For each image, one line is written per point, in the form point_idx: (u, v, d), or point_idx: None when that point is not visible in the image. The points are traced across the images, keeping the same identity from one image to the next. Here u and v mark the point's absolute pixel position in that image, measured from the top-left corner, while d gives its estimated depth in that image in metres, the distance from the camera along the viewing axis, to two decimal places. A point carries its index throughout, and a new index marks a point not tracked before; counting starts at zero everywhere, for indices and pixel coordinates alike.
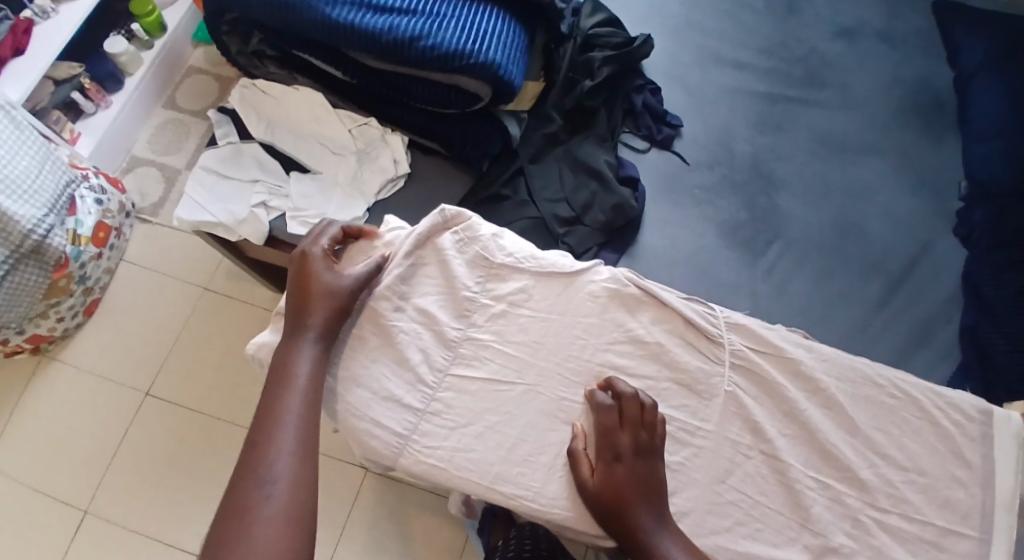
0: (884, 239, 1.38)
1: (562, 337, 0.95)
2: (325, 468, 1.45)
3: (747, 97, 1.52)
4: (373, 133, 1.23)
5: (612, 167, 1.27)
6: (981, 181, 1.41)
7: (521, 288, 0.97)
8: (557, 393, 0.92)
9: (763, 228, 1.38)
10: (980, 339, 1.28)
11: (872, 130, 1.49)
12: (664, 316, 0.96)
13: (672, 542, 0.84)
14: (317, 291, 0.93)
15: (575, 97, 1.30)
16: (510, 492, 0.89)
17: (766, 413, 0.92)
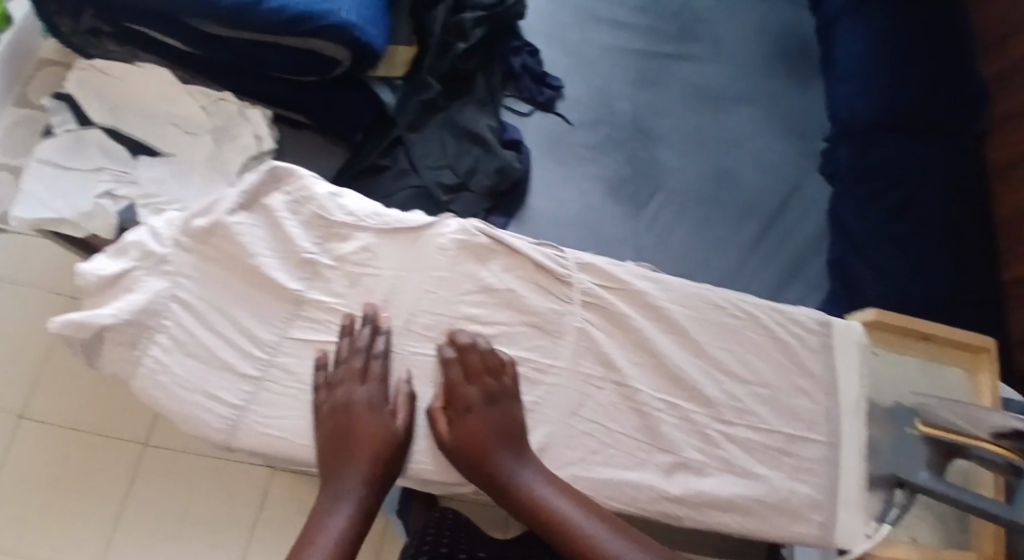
0: (755, 184, 1.47)
1: (411, 292, 0.91)
2: (224, 471, 1.41)
3: (624, 55, 1.54)
4: (231, 107, 1.15)
5: (493, 130, 1.29)
6: (847, 119, 1.49)
7: (365, 245, 0.92)
8: (403, 349, 0.90)
9: (647, 179, 1.44)
10: (846, 270, 1.36)
11: (740, 77, 1.57)
12: (516, 263, 0.93)
13: (535, 479, 0.86)
14: (356, 425, 0.85)
15: (450, 60, 1.28)
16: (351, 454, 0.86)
17: (613, 344, 0.93)
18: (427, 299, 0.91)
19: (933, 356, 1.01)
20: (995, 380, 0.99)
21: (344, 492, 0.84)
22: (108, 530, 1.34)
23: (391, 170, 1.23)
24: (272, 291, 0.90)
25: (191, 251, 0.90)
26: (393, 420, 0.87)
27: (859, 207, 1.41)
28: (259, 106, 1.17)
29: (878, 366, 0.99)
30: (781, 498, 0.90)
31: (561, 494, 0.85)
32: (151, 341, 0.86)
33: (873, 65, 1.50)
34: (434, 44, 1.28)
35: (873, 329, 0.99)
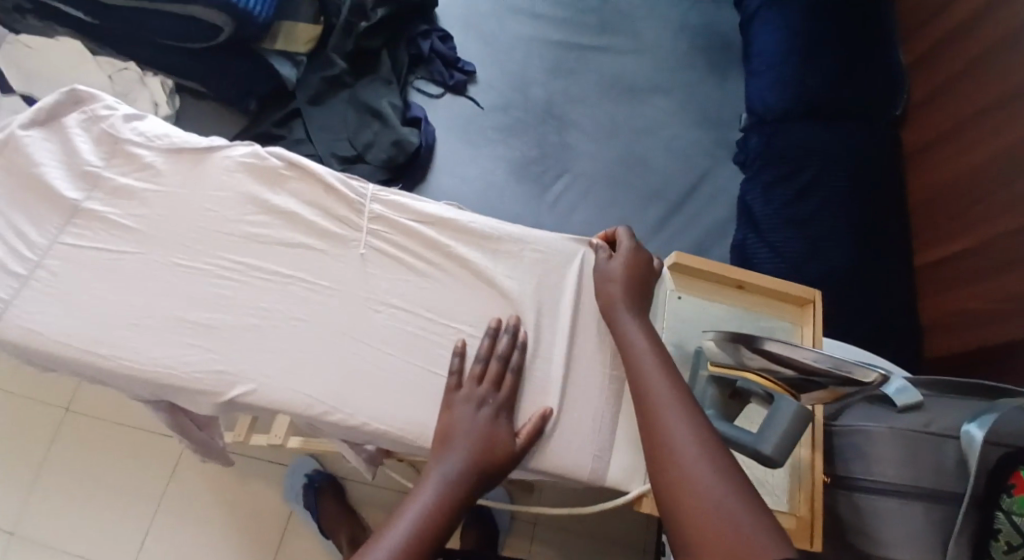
0: (663, 167, 1.50)
1: (187, 208, 0.90)
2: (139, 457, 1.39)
3: (543, 45, 1.57)
4: (131, 77, 1.22)
5: (395, 108, 1.34)
6: (761, 111, 1.52)
7: (147, 163, 0.91)
8: (173, 261, 0.87)
9: (556, 161, 1.46)
10: (746, 252, 1.41)
11: (657, 67, 1.59)
12: (314, 194, 0.92)
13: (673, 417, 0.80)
14: (468, 426, 0.82)
15: (354, 39, 1.34)
16: (104, 358, 0.83)
17: (397, 272, 0.90)
18: (208, 220, 0.89)
19: (758, 305, 1.01)
20: (815, 329, 0.99)
21: (441, 471, 0.81)
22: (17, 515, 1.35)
23: (287, 139, 1.30)
24: (55, 199, 0.89)
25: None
26: (508, 433, 0.83)
27: (766, 192, 1.44)
28: (162, 76, 1.24)
29: (684, 309, 0.99)
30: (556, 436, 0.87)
31: (689, 423, 0.79)
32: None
33: (788, 57, 1.52)
34: (339, 23, 1.34)
35: (687, 276, 1.01)
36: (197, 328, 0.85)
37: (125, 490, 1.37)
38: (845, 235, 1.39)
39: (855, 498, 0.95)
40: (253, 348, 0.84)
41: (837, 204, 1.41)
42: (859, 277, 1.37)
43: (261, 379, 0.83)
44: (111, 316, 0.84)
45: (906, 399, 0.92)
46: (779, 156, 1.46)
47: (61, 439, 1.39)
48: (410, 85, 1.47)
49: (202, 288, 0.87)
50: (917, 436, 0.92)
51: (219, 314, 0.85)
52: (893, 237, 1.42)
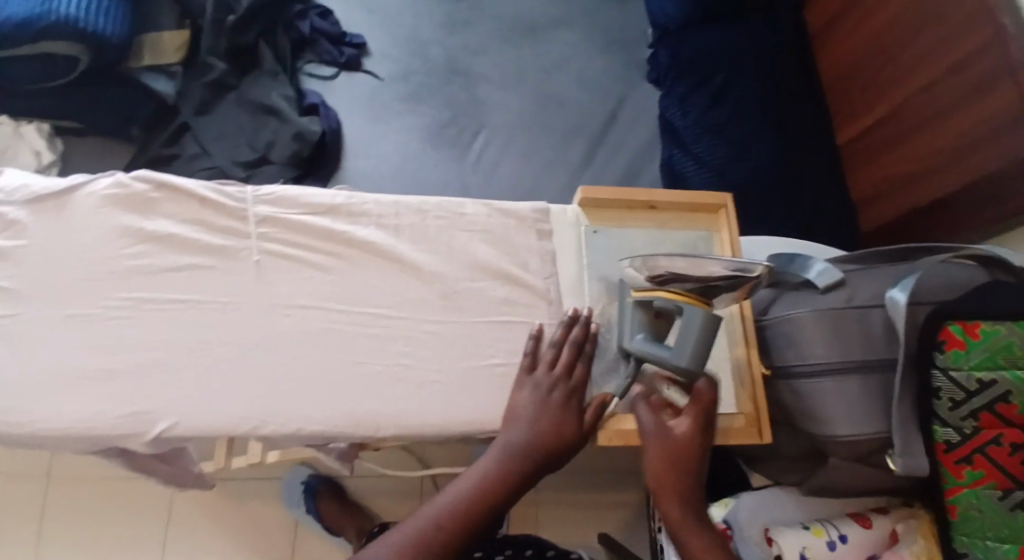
0: (579, 100, 1.50)
1: (60, 255, 0.88)
2: (132, 503, 1.40)
3: (427, 3, 1.55)
4: (3, 132, 1.18)
5: (289, 100, 1.32)
6: (662, 23, 1.48)
7: (12, 219, 0.88)
8: (65, 311, 0.86)
9: (468, 118, 1.45)
10: (675, 168, 1.38)
11: (545, 2, 1.58)
12: (207, 206, 0.91)
13: (688, 526, 0.87)
14: (534, 410, 0.87)
15: (226, 37, 1.30)
16: (33, 429, 0.82)
17: (306, 278, 0.90)
18: (85, 263, 0.87)
19: (674, 223, 1.00)
20: (734, 235, 0.99)
21: (489, 458, 0.86)
22: None
23: (184, 157, 1.27)
24: None
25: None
26: (578, 424, 0.88)
27: (684, 103, 1.42)
28: (37, 122, 1.21)
29: (601, 241, 0.97)
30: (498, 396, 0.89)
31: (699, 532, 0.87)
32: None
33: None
34: (207, 24, 1.29)
35: (599, 210, 0.99)
36: (117, 371, 0.84)
37: (126, 539, 1.38)
38: (765, 129, 1.37)
39: (792, 385, 0.96)
40: (179, 382, 0.84)
41: (754, 99, 1.39)
42: (791, 169, 1.36)
43: (178, 413, 0.83)
44: (18, 382, 0.83)
45: (827, 279, 0.95)
46: (688, 64, 1.43)
47: (52, 505, 1.39)
48: (301, 71, 1.43)
49: (103, 331, 0.85)
50: (841, 312, 0.93)
51: (121, 358, 0.84)
52: (815, 121, 1.42)
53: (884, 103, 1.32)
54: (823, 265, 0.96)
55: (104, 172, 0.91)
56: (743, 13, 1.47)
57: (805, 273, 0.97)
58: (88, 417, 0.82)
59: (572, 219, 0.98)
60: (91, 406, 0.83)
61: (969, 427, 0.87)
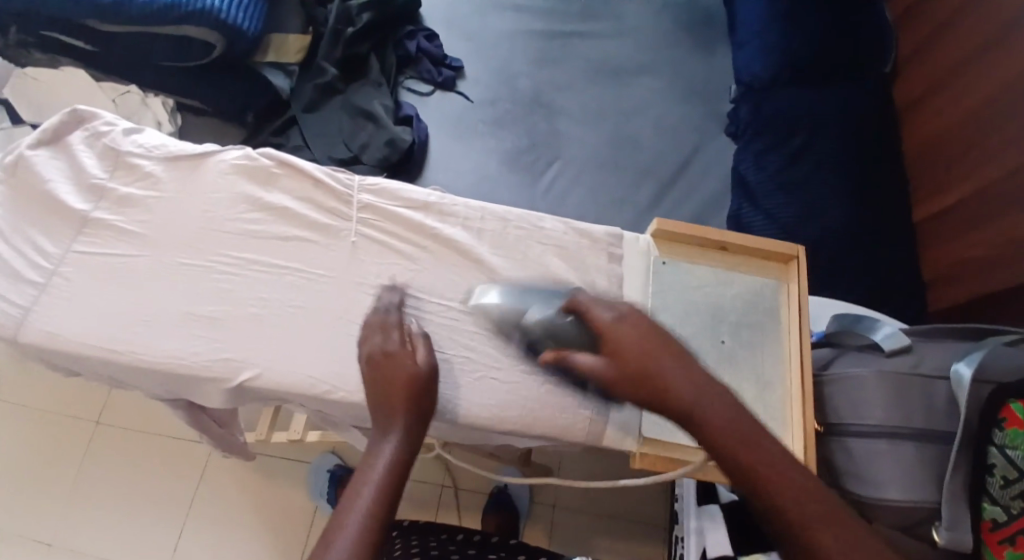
0: (655, 144, 1.52)
1: (186, 210, 0.95)
2: (171, 460, 1.46)
3: (525, 35, 1.60)
4: (135, 100, 1.28)
5: (387, 108, 1.39)
6: (748, 81, 1.52)
7: (148, 171, 0.96)
8: (177, 260, 0.92)
9: (547, 148, 1.50)
10: (744, 220, 1.40)
11: (638, 48, 1.61)
12: (308, 189, 0.96)
13: (714, 399, 0.76)
14: (386, 369, 0.83)
15: (342, 47, 1.40)
16: (122, 360, 0.88)
17: (389, 258, 0.95)
18: (197, 219, 0.94)
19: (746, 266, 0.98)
20: (801, 287, 0.96)
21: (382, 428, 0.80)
22: (60, 523, 1.41)
23: (286, 148, 1.35)
24: (65, 212, 0.94)
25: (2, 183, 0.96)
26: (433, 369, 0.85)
27: (759, 159, 1.44)
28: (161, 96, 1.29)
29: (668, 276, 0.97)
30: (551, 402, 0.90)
31: (775, 453, 0.73)
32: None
33: (770, 25, 1.53)
34: (327, 32, 1.39)
35: (671, 242, 0.99)
36: (203, 323, 0.89)
37: (159, 493, 1.44)
38: (839, 193, 1.39)
39: (844, 441, 0.96)
40: (261, 339, 0.89)
41: (833, 166, 1.42)
42: (856, 236, 1.37)
43: (263, 362, 0.88)
44: (113, 317, 0.89)
45: (894, 343, 0.96)
46: (771, 123, 1.46)
47: (98, 448, 1.46)
48: (400, 86, 1.51)
49: (204, 284, 0.91)
50: (904, 376, 0.94)
51: (221, 307, 0.90)
52: (892, 195, 1.42)
53: (968, 185, 1.33)
54: (891, 329, 0.98)
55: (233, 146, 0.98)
56: (833, 83, 1.50)
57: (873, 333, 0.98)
58: (169, 360, 0.88)
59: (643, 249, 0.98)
60: (173, 352, 0.88)
61: (1016, 508, 0.84)
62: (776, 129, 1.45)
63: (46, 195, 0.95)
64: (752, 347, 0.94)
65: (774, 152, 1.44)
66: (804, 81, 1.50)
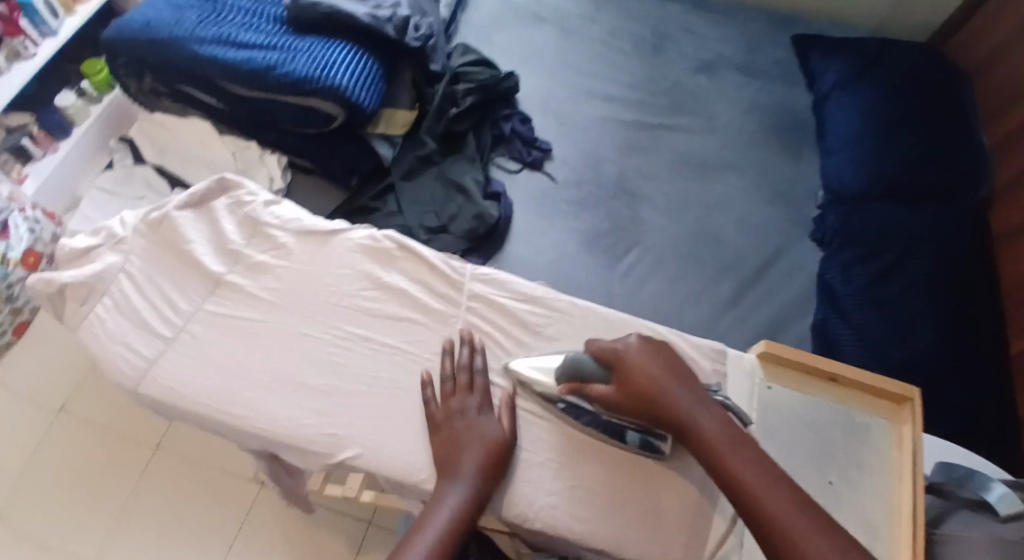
0: (737, 243, 1.54)
1: (310, 284, 1.04)
2: (222, 489, 1.49)
3: (616, 123, 1.65)
4: (252, 155, 1.40)
5: (478, 183, 1.44)
6: (837, 189, 1.56)
7: (281, 242, 1.06)
8: (295, 329, 1.01)
9: (627, 234, 1.52)
10: (829, 333, 1.41)
11: (726, 147, 1.64)
12: (422, 271, 1.06)
13: (703, 412, 0.91)
14: (469, 430, 0.94)
15: (444, 123, 1.47)
16: (237, 416, 0.96)
17: (486, 345, 1.02)
18: (319, 292, 1.03)
19: (853, 400, 1.06)
20: (915, 431, 1.03)
21: (455, 482, 0.91)
22: (106, 543, 1.43)
23: (381, 212, 1.41)
24: (199, 273, 1.04)
25: (145, 237, 1.06)
26: (495, 425, 0.95)
27: (845, 271, 1.46)
28: (277, 154, 1.41)
29: (781, 404, 1.04)
30: (625, 507, 0.95)
31: (738, 450, 0.88)
32: (96, 300, 1.02)
33: (863, 140, 1.58)
34: (432, 109, 1.48)
35: (777, 368, 1.06)
36: (314, 392, 0.98)
37: (201, 523, 1.46)
38: (925, 314, 1.41)
39: None
40: (365, 415, 0.97)
41: (919, 289, 1.43)
42: (937, 362, 1.38)
43: (364, 444, 0.95)
44: (233, 376, 0.98)
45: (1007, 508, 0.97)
46: (854, 237, 1.47)
47: (152, 471, 1.50)
48: (491, 161, 1.55)
49: (321, 354, 1.00)
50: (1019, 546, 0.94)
51: (332, 380, 0.99)
52: (974, 325, 1.42)
53: None
54: (1004, 489, 0.98)
55: (366, 227, 1.08)
56: (921, 202, 1.50)
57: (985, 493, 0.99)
58: (276, 427, 0.96)
59: (749, 369, 1.05)
60: (281, 416, 0.96)
61: None
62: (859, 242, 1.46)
63: (183, 252, 1.05)
64: (861, 493, 1.01)
65: (855, 267, 1.45)
66: (895, 198, 1.52)
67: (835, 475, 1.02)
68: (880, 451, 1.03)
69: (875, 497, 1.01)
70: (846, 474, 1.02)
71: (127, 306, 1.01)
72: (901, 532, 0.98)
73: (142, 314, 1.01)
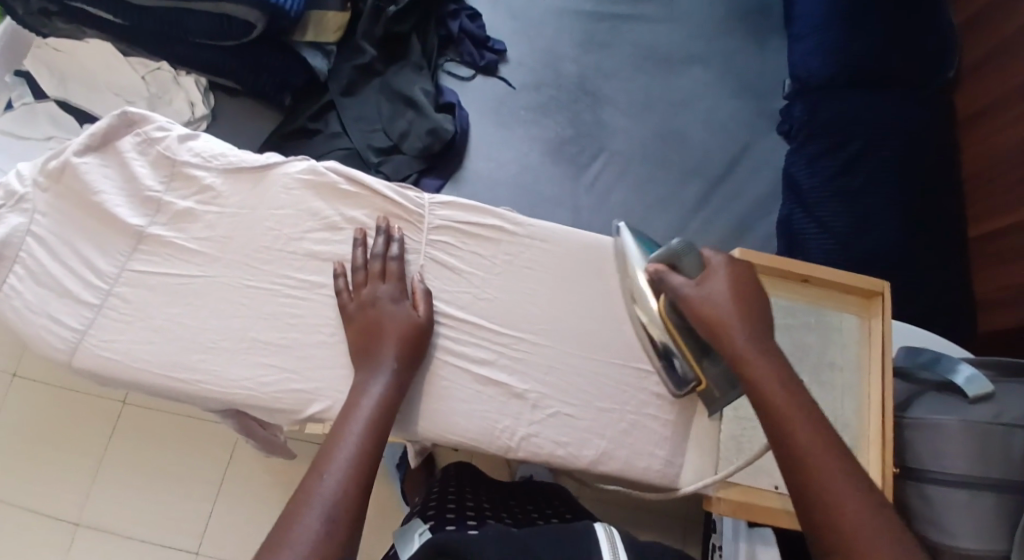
0: (704, 143, 1.45)
1: (252, 227, 0.94)
2: (190, 434, 1.38)
3: (571, 16, 1.52)
4: (165, 77, 1.28)
5: (428, 95, 1.34)
6: (802, 77, 1.45)
7: (207, 184, 0.95)
8: (240, 282, 0.92)
9: (590, 140, 1.43)
10: (794, 228, 1.36)
11: (687, 36, 1.53)
12: (371, 200, 0.96)
13: (761, 348, 0.81)
14: (380, 318, 0.88)
15: (383, 24, 1.35)
16: (189, 379, 0.89)
17: (457, 284, 0.94)
18: (258, 233, 0.94)
19: (825, 298, 1.01)
20: (886, 323, 0.98)
21: (377, 371, 0.85)
22: (72, 509, 1.33)
23: (323, 133, 1.32)
24: (113, 224, 0.93)
25: (47, 190, 0.95)
26: (410, 309, 0.89)
27: (812, 163, 1.39)
28: (195, 75, 1.29)
29: None
30: (620, 442, 0.91)
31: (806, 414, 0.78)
32: (8, 270, 0.92)
33: (829, 25, 1.44)
34: (368, 9, 1.34)
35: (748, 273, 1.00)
36: (277, 352, 0.90)
37: (182, 469, 1.36)
38: (898, 205, 1.35)
39: (923, 488, 0.96)
40: (328, 366, 0.90)
41: (887, 183, 1.36)
42: (911, 255, 1.32)
43: (333, 395, 0.89)
44: (182, 339, 0.90)
45: (977, 388, 0.96)
46: (828, 127, 1.39)
47: (122, 426, 1.37)
48: (441, 68, 1.45)
49: (274, 307, 0.92)
50: (988, 426, 0.93)
51: (290, 333, 0.91)
52: (947, 211, 1.37)
53: None
54: (972, 372, 0.97)
55: (301, 157, 0.97)
56: (893, 83, 1.43)
57: (954, 375, 0.98)
58: (240, 392, 0.89)
59: None
60: (240, 376, 0.89)
61: None
62: (834, 131, 1.39)
63: (92, 205, 0.94)
64: (828, 387, 0.98)
65: (833, 159, 1.38)
66: (866, 83, 1.42)
67: (806, 371, 0.98)
68: (849, 347, 0.99)
69: (845, 390, 0.97)
70: (817, 372, 0.98)
71: (50, 278, 0.91)
72: (872, 423, 0.96)
73: (58, 279, 0.91)
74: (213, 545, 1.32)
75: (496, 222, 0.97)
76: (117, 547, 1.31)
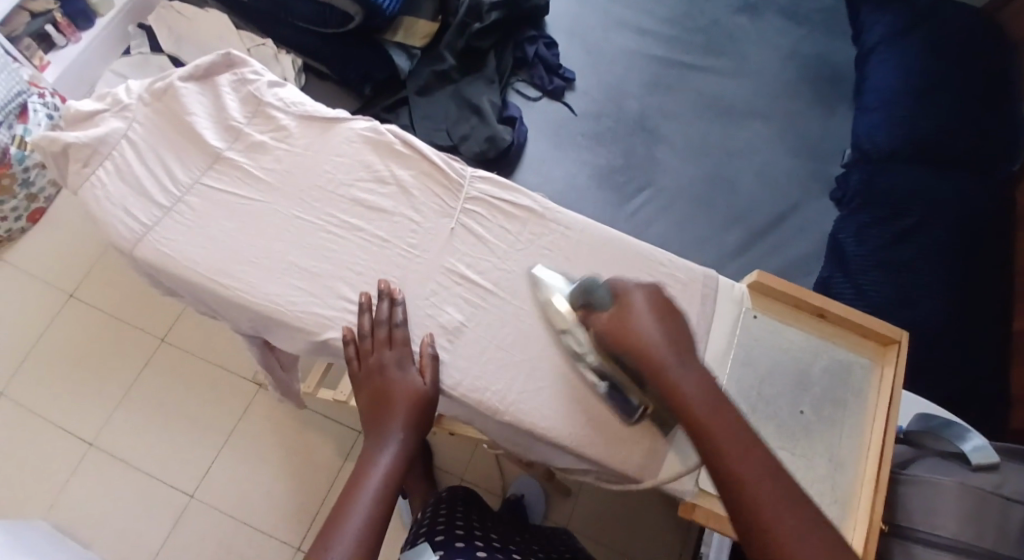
0: (753, 195, 1.50)
1: (310, 168, 1.02)
2: (222, 380, 1.46)
3: (646, 58, 1.60)
4: (266, 52, 1.43)
5: (494, 106, 1.42)
6: (866, 149, 1.48)
7: (282, 125, 1.04)
8: (290, 212, 1.00)
9: (640, 173, 1.49)
10: (831, 289, 1.39)
11: (754, 93, 1.59)
12: (420, 166, 1.03)
13: (691, 376, 0.83)
14: (388, 385, 0.90)
15: (465, 39, 1.44)
16: (229, 287, 0.95)
17: (479, 251, 0.99)
18: (313, 176, 1.02)
19: (840, 337, 1.01)
20: (897, 373, 0.98)
21: (386, 440, 0.89)
22: (95, 429, 1.41)
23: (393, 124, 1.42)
24: (198, 145, 1.02)
25: (149, 105, 1.04)
26: (414, 381, 0.91)
27: (860, 232, 1.42)
28: (293, 55, 1.43)
29: (757, 330, 1.00)
30: None
31: (752, 450, 0.79)
32: (100, 162, 1.00)
33: (895, 105, 1.49)
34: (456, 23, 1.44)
35: (766, 298, 1.02)
36: (311, 291, 0.96)
37: (207, 411, 1.44)
38: (937, 283, 1.36)
39: (907, 545, 0.97)
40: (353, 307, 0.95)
41: (928, 259, 1.37)
42: (941, 335, 1.33)
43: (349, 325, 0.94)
44: (231, 252, 0.97)
45: (981, 457, 0.97)
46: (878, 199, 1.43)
47: (156, 364, 1.46)
48: (510, 86, 1.53)
49: (316, 240, 0.98)
50: (984, 495, 0.94)
51: (320, 262, 0.97)
52: (987, 300, 1.38)
53: None
54: (980, 442, 0.98)
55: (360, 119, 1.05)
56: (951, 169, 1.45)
57: (961, 443, 0.99)
58: (272, 303, 0.94)
59: (737, 297, 1.00)
60: (271, 303, 0.95)
61: None
62: (882, 203, 1.42)
63: (179, 126, 1.03)
64: (830, 423, 0.96)
65: (878, 229, 1.41)
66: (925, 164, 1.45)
67: (809, 404, 0.97)
68: (857, 389, 0.98)
69: (847, 430, 0.96)
70: (820, 407, 0.97)
71: (130, 181, 0.99)
72: (871, 466, 0.94)
73: (134, 179, 0.99)
74: (217, 486, 1.39)
75: (525, 205, 1.01)
76: (133, 469, 1.39)
